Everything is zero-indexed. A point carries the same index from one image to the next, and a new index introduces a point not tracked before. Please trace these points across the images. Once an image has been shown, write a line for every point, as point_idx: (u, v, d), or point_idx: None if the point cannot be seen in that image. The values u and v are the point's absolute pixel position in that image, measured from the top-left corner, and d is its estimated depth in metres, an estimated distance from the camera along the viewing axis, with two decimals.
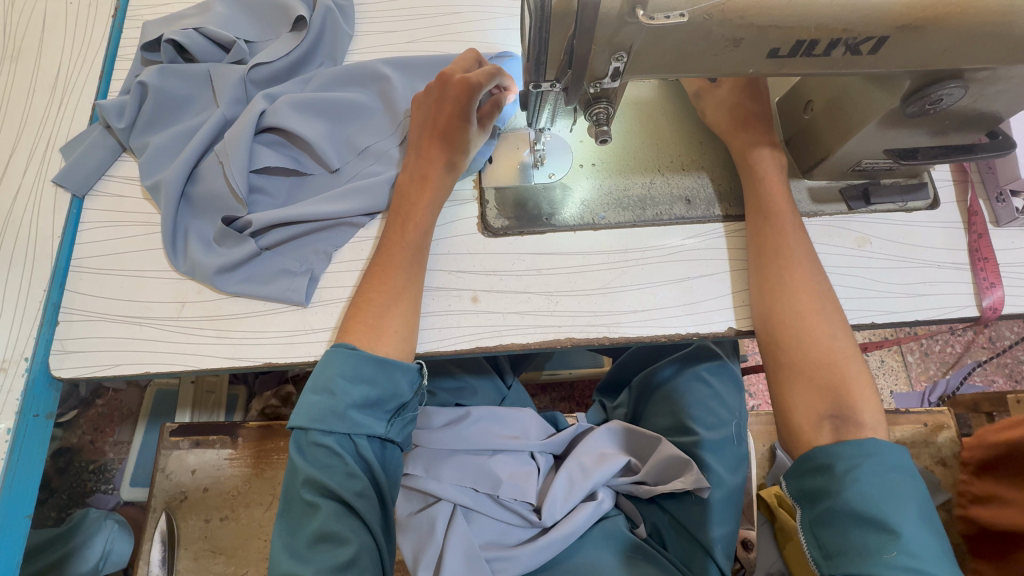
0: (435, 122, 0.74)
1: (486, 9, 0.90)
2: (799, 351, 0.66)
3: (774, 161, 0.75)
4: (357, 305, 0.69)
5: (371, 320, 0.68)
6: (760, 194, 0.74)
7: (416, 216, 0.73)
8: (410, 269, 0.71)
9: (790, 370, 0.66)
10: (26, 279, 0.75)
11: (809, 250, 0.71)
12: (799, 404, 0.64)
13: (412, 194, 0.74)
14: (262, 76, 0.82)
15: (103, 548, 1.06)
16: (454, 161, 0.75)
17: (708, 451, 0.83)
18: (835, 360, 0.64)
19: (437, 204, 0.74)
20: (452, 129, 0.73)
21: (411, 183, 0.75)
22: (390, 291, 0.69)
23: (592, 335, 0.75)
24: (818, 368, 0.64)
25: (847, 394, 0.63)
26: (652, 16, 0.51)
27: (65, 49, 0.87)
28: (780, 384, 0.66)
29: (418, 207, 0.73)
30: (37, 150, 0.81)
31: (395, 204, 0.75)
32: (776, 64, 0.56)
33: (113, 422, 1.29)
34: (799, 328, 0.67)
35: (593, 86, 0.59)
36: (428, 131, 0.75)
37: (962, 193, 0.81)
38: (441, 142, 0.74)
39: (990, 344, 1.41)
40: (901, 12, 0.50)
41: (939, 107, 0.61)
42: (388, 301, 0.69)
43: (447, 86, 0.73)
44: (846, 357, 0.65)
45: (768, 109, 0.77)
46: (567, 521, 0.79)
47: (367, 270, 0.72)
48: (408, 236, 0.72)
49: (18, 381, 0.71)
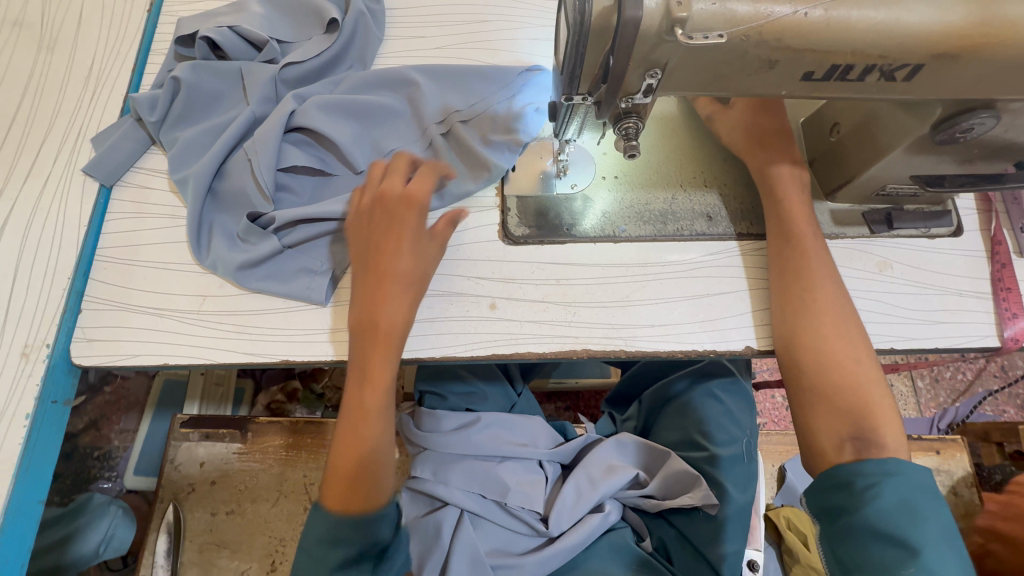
0: (377, 266, 0.69)
1: (516, 20, 0.91)
2: (821, 374, 0.65)
3: (797, 213, 0.73)
4: (331, 474, 0.67)
5: (359, 468, 0.67)
6: (784, 215, 0.74)
7: (375, 381, 0.67)
8: (380, 425, 0.68)
9: (809, 393, 0.66)
10: (51, 264, 0.75)
11: (828, 382, 0.65)
12: (822, 427, 0.64)
13: (367, 351, 0.67)
14: (293, 76, 0.82)
15: (106, 532, 1.06)
16: (428, 261, 0.71)
17: (717, 468, 0.84)
18: (856, 382, 0.64)
19: (406, 290, 0.69)
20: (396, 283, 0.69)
21: (367, 335, 0.68)
22: (355, 458, 0.66)
23: (609, 347, 0.74)
24: (838, 390, 0.64)
25: (869, 417, 0.63)
26: (690, 35, 0.50)
27: (100, 40, 0.88)
28: (802, 407, 0.66)
29: (376, 366, 0.67)
30: (67, 140, 0.82)
31: (355, 361, 0.69)
32: (809, 87, 0.56)
33: (119, 410, 1.30)
34: (820, 350, 0.66)
35: (625, 101, 0.58)
36: (369, 277, 0.69)
37: (985, 223, 0.81)
38: (389, 284, 0.69)
39: (1002, 373, 1.40)
40: (939, 40, 0.50)
41: (969, 135, 0.62)
42: (357, 466, 0.66)
43: (387, 205, 0.71)
44: (868, 378, 0.65)
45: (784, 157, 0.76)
46: (575, 530, 0.81)
47: (345, 404, 0.69)
48: (369, 395, 0.67)
49: (39, 366, 0.71)
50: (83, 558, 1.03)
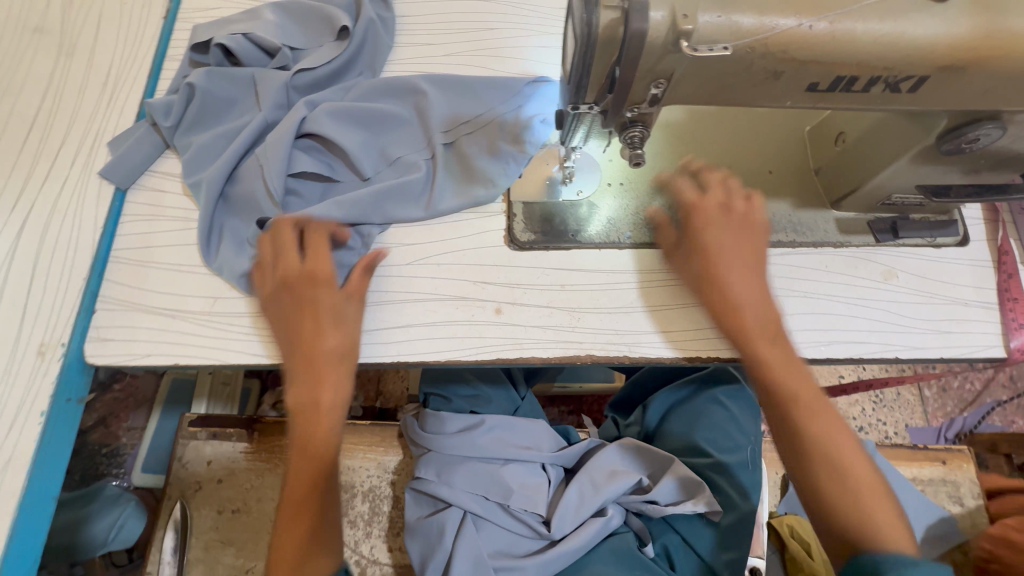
0: (302, 346, 0.69)
1: (523, 28, 0.93)
2: (821, 475, 0.61)
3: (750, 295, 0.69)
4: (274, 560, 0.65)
5: (304, 543, 0.65)
6: (744, 282, 0.69)
7: (315, 456, 0.68)
8: (320, 502, 0.67)
9: (812, 493, 0.62)
10: (67, 265, 0.77)
11: (813, 494, 0.61)
12: (833, 519, 0.60)
13: (308, 424, 0.68)
14: (304, 82, 0.84)
15: (116, 521, 1.08)
16: (351, 331, 0.71)
17: (719, 474, 0.86)
18: (851, 474, 0.60)
19: (337, 364, 0.69)
20: (325, 356, 0.69)
21: (305, 412, 0.69)
22: (301, 537, 0.65)
23: (612, 353, 0.75)
24: (839, 486, 0.60)
25: (871, 512, 0.59)
26: (695, 47, 0.51)
27: (117, 46, 0.90)
28: (810, 504, 0.62)
29: (317, 440, 0.68)
30: (84, 143, 0.84)
31: (295, 441, 0.69)
32: (814, 97, 0.56)
33: (128, 407, 1.32)
34: (811, 448, 0.62)
35: (630, 110, 0.59)
36: (297, 356, 0.69)
37: (992, 232, 0.81)
38: (323, 360, 0.69)
39: (1010, 383, 1.39)
40: (945, 52, 0.51)
41: (975, 146, 0.63)
42: (304, 546, 0.65)
43: (297, 286, 0.71)
44: (858, 467, 0.61)
45: (706, 220, 0.72)
46: (577, 534, 0.82)
47: (284, 494, 0.68)
48: (309, 470, 0.67)
49: (54, 364, 0.73)
50: (93, 543, 1.06)
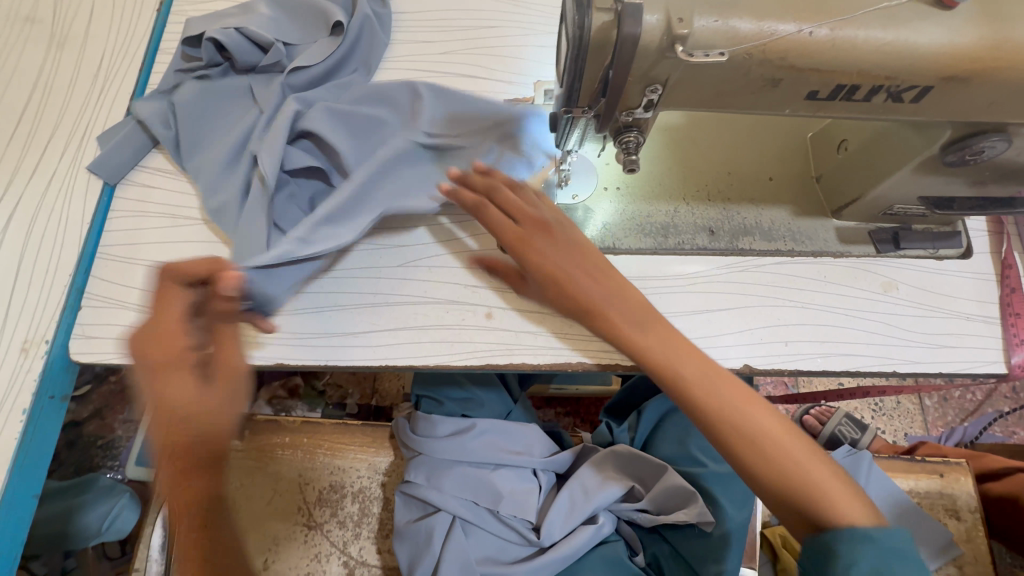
0: (170, 445, 0.62)
1: (521, 26, 0.91)
2: (749, 451, 0.61)
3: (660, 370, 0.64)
4: None
5: None
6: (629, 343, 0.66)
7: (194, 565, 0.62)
8: None
9: (751, 473, 0.61)
10: (53, 261, 0.76)
11: (750, 470, 0.61)
12: (779, 492, 0.60)
13: (189, 531, 0.62)
14: (300, 81, 0.83)
15: (110, 511, 1.07)
16: (220, 421, 0.64)
17: (712, 484, 0.83)
18: (771, 437, 0.61)
19: (207, 463, 0.62)
20: (189, 454, 0.62)
21: (184, 515, 0.62)
22: None
23: (604, 361, 0.74)
24: (766, 454, 0.60)
25: (800, 465, 0.60)
26: (691, 52, 0.49)
27: (109, 38, 0.89)
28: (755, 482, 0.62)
29: (199, 545, 0.62)
30: (74, 137, 0.83)
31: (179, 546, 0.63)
32: (813, 106, 0.55)
33: (124, 400, 1.32)
34: (730, 426, 0.62)
35: (625, 115, 0.57)
36: (163, 457, 0.62)
37: (996, 245, 0.79)
38: (184, 459, 0.62)
39: (1012, 394, 1.38)
40: (949, 62, 0.49)
41: (980, 158, 0.61)
42: None
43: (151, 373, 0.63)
44: (776, 431, 0.61)
45: (525, 232, 0.69)
46: (567, 542, 0.81)
47: None
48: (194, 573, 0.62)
49: (38, 362, 0.72)
50: (86, 532, 1.05)
